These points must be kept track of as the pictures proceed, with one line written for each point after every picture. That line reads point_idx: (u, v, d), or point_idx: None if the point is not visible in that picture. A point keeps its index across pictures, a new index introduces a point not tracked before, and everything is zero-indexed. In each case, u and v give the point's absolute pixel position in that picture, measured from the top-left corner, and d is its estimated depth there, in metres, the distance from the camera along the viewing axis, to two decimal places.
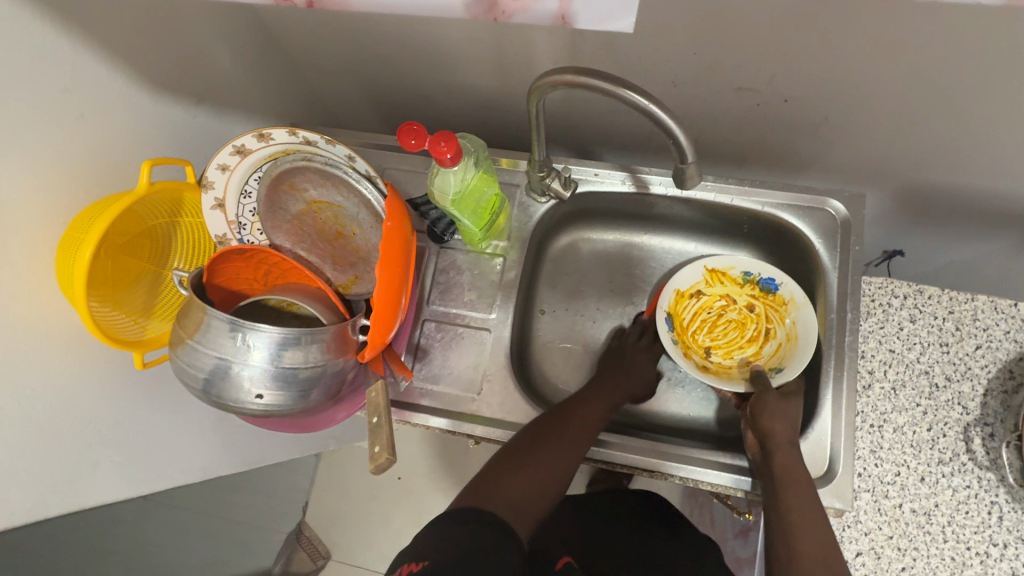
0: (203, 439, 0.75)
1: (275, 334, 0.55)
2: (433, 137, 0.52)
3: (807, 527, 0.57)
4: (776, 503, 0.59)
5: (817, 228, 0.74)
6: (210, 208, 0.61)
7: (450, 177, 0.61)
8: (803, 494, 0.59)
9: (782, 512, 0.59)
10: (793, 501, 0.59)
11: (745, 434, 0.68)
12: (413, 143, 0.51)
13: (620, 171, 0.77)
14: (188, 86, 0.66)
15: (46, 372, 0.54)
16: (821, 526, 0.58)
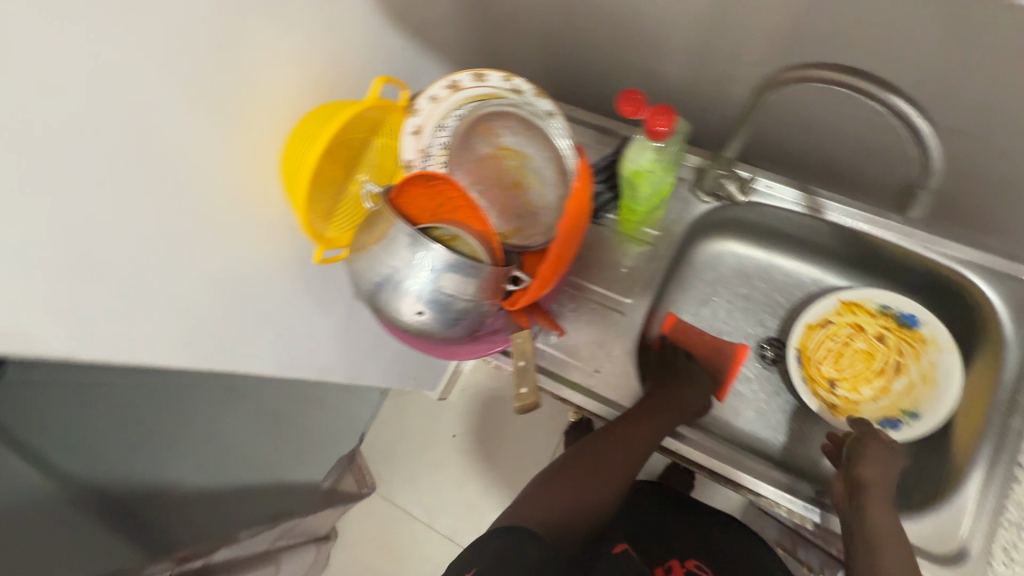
0: None
1: (449, 259, 0.58)
2: (651, 109, 0.51)
3: (898, 557, 0.56)
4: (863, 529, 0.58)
5: (1007, 297, 0.67)
6: (409, 133, 0.64)
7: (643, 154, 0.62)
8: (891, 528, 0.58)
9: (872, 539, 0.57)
10: (884, 530, 0.58)
11: (834, 481, 0.66)
12: (631, 111, 0.51)
13: (795, 189, 0.73)
14: (409, 20, 0.71)
15: (251, 246, 0.60)
16: (907, 555, 0.57)
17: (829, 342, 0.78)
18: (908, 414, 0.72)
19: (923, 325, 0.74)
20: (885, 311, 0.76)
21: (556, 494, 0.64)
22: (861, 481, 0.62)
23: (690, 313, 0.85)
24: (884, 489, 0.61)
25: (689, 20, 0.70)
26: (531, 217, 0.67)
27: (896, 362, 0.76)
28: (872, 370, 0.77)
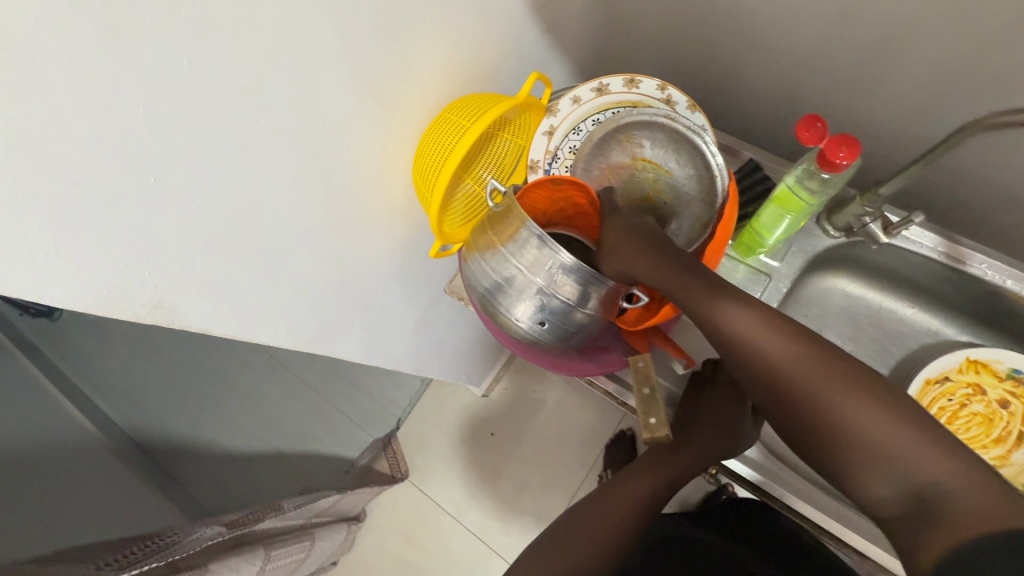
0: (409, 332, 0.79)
1: (580, 270, 0.54)
2: (833, 138, 0.48)
3: (829, 391, 0.45)
4: (729, 336, 0.50)
5: None
6: (540, 133, 0.62)
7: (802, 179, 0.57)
8: (775, 348, 0.48)
9: (774, 375, 0.48)
10: (753, 342, 0.49)
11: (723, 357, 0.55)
12: (808, 136, 0.48)
13: (937, 234, 0.67)
14: (546, 10, 0.67)
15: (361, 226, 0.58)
16: (866, 394, 0.44)
17: (947, 402, 0.73)
18: None
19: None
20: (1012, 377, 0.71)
21: (557, 547, 0.62)
22: (725, 333, 0.50)
23: None
24: (751, 299, 0.51)
25: (847, 43, 0.65)
26: (619, 213, 0.59)
27: (1016, 430, 0.71)
28: (989, 437, 0.72)
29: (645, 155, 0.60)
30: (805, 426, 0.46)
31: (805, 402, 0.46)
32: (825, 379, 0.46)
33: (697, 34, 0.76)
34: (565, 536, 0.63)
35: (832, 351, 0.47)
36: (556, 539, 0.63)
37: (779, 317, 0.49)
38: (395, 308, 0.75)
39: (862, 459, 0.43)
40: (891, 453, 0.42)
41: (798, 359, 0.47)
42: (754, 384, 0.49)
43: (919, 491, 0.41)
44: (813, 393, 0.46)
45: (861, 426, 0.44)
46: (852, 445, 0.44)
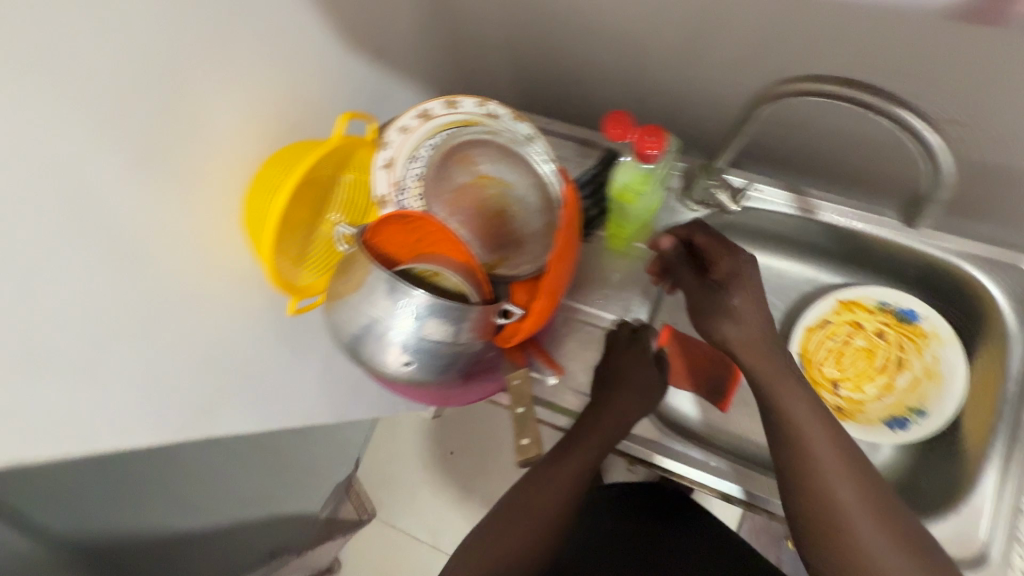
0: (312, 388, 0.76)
1: (434, 306, 0.54)
2: (641, 129, 0.48)
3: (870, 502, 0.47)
4: (792, 425, 0.49)
5: (1005, 288, 0.65)
6: (379, 167, 0.60)
7: (630, 170, 0.58)
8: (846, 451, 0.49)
9: (818, 469, 0.48)
10: (832, 453, 0.48)
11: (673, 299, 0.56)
12: (618, 132, 0.48)
13: (787, 191, 0.70)
14: (366, 41, 0.65)
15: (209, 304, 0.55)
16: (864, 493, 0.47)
17: (830, 342, 0.77)
18: (915, 412, 0.71)
19: (923, 321, 0.73)
20: (880, 308, 0.75)
21: (478, 554, 0.56)
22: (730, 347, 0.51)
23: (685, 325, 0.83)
24: (812, 392, 0.51)
25: (667, 27, 0.67)
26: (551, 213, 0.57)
27: (898, 358, 0.74)
28: (873, 369, 0.75)
29: (485, 172, 0.61)
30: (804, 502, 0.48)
31: (817, 493, 0.48)
32: (867, 488, 0.48)
33: (534, 40, 0.76)
34: (494, 538, 0.57)
35: (864, 459, 0.49)
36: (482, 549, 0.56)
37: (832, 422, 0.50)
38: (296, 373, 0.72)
39: (826, 540, 0.47)
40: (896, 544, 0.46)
41: (859, 467, 0.49)
42: (793, 469, 0.49)
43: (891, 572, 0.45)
44: (841, 480, 0.47)
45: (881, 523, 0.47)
46: (847, 528, 0.46)
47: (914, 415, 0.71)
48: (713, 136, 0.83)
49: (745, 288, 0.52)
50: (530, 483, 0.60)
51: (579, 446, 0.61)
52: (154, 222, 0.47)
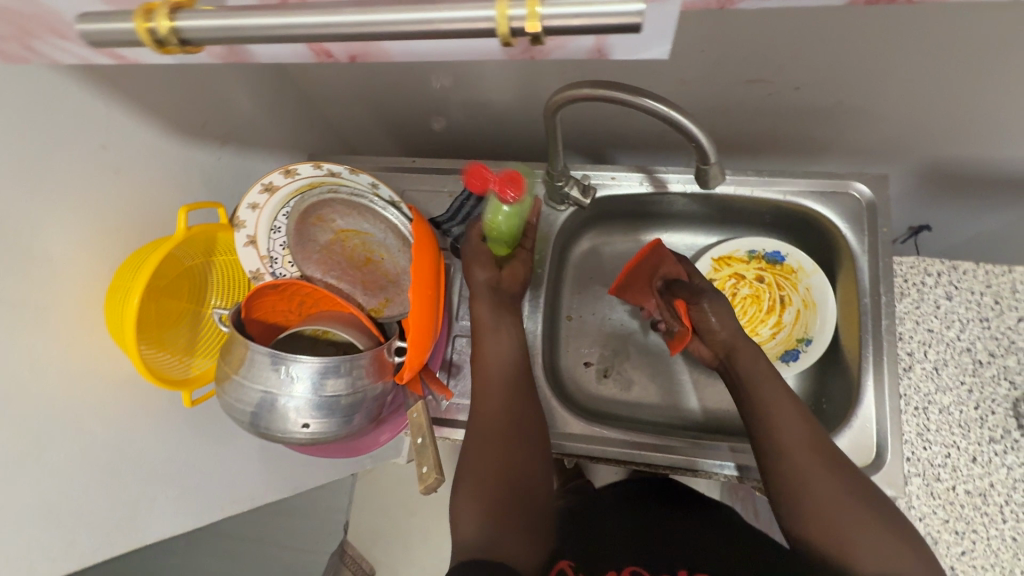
0: (248, 467, 0.77)
1: (318, 365, 0.56)
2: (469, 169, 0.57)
3: (832, 480, 0.56)
4: (759, 414, 0.61)
5: (841, 213, 0.72)
6: (244, 246, 0.63)
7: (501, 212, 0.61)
8: (807, 432, 0.59)
9: (790, 448, 0.58)
10: (788, 432, 0.59)
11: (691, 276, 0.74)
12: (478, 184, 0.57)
13: (638, 173, 0.77)
14: (213, 130, 0.68)
15: (103, 417, 0.56)
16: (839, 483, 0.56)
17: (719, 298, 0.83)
18: (803, 341, 0.77)
19: (789, 260, 0.79)
20: (751, 256, 0.81)
21: (467, 484, 0.62)
22: (725, 345, 0.66)
23: (590, 314, 0.87)
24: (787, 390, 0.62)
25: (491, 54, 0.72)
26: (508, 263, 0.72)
27: (780, 297, 0.80)
28: (761, 312, 0.81)
29: (343, 227, 0.64)
30: (790, 487, 0.57)
31: (797, 475, 0.57)
32: (823, 467, 0.57)
33: (382, 88, 0.81)
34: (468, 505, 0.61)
35: (821, 439, 0.59)
36: (468, 477, 0.62)
37: (792, 398, 0.62)
38: (224, 456, 0.72)
39: (836, 523, 0.54)
40: (862, 516, 0.54)
41: (813, 445, 0.58)
42: (769, 447, 0.59)
43: (861, 552, 0.52)
44: (807, 464, 0.57)
45: (845, 502, 0.55)
46: (820, 499, 0.55)
47: (803, 344, 0.77)
48: (573, 136, 0.89)
49: (724, 316, 0.67)
50: (477, 422, 0.65)
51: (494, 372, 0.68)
52: (18, 356, 0.48)
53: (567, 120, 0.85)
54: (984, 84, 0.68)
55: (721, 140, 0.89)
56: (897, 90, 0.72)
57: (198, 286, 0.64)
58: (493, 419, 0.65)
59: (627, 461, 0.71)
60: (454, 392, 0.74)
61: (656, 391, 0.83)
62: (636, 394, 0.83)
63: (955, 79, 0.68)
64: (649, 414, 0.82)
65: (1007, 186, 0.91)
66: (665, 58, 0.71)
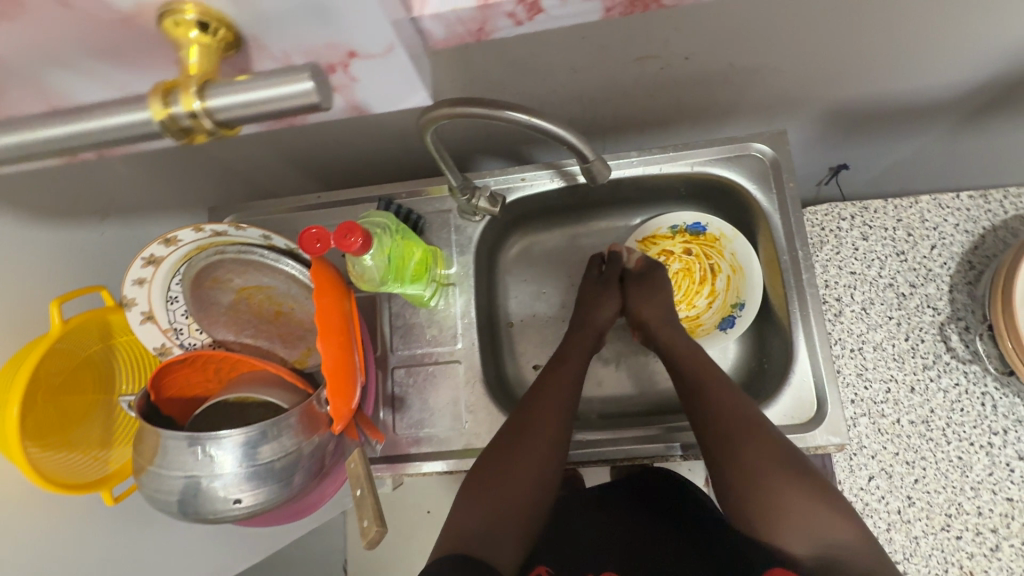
0: (204, 547, 0.73)
1: (240, 437, 0.53)
2: (336, 233, 0.50)
3: (773, 463, 0.59)
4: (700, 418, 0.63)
5: (748, 174, 0.73)
6: (141, 323, 0.59)
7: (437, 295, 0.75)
8: (745, 412, 0.62)
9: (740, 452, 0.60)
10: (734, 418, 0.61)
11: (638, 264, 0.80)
12: (318, 247, 0.50)
13: (546, 169, 0.76)
14: (88, 206, 0.64)
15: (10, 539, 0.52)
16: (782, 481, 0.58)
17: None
18: (737, 306, 0.77)
19: (716, 234, 0.79)
20: (678, 235, 0.81)
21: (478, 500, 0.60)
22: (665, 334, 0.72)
23: (531, 315, 0.86)
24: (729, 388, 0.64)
25: None
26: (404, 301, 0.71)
27: (709, 266, 0.81)
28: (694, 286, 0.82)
29: (243, 284, 0.60)
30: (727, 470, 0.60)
31: (744, 474, 0.59)
32: (773, 467, 0.59)
33: (271, 131, 0.77)
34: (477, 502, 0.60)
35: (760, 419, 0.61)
36: (487, 472, 0.62)
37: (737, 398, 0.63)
38: (169, 541, 0.68)
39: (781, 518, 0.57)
40: (793, 493, 0.57)
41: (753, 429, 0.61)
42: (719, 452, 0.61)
43: (786, 527, 0.57)
44: (746, 446, 0.60)
45: (780, 482, 0.58)
46: (755, 483, 0.59)
47: (738, 309, 0.76)
48: (482, 142, 0.87)
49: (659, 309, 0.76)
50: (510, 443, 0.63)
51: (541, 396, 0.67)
52: None
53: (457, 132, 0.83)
54: (855, 25, 0.70)
55: (630, 120, 0.88)
56: (782, 45, 0.73)
57: (102, 375, 0.61)
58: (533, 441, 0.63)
59: (584, 461, 0.70)
60: (402, 427, 0.72)
61: (605, 382, 0.83)
62: (588, 387, 0.83)
63: (830, 24, 0.69)
64: (608, 405, 0.81)
65: (906, 115, 0.93)
66: (549, 51, 0.69)
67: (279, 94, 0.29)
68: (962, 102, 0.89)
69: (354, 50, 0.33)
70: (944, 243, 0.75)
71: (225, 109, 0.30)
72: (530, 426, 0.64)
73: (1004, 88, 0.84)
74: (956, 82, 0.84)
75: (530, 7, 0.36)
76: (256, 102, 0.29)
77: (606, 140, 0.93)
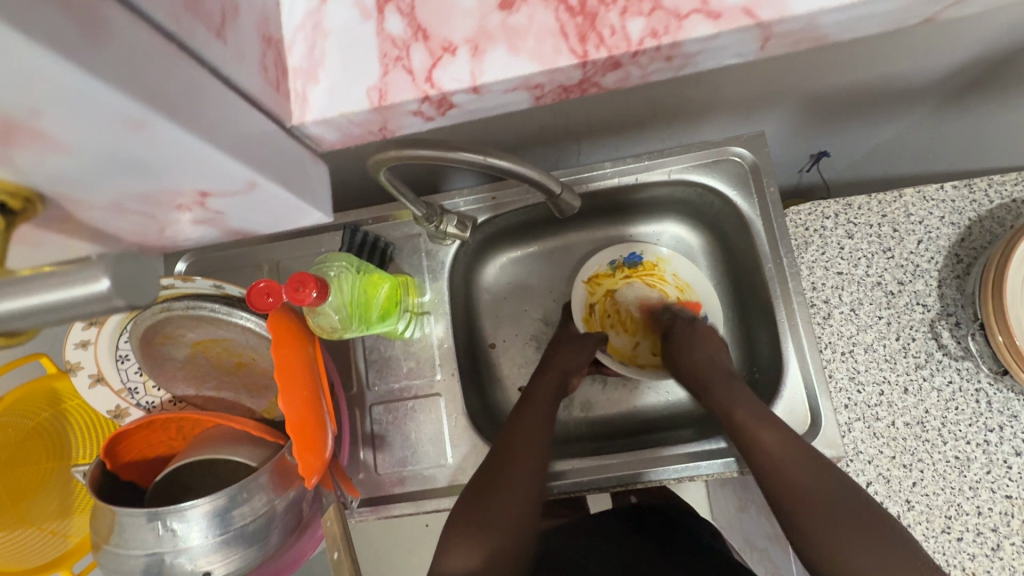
0: None
1: (206, 507, 0.50)
2: (288, 285, 0.46)
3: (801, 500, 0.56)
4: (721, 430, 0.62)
5: (728, 180, 0.70)
6: (91, 386, 0.57)
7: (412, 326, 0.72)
8: (800, 455, 0.57)
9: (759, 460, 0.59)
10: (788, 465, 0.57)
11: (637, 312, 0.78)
12: (269, 301, 0.46)
13: (518, 186, 0.72)
14: None
15: None
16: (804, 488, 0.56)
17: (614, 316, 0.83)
18: (700, 321, 0.79)
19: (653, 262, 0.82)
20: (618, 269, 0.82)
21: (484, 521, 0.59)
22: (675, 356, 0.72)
23: (513, 335, 0.83)
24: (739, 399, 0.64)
25: None
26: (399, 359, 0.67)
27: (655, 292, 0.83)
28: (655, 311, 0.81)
29: (197, 338, 0.56)
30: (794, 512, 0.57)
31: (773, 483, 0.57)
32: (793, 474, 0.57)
33: None
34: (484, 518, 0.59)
35: (823, 460, 0.58)
36: (476, 515, 0.58)
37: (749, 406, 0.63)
38: None
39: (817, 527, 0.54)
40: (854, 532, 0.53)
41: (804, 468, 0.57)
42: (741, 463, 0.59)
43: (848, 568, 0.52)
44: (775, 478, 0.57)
45: (834, 524, 0.54)
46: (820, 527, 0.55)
47: None
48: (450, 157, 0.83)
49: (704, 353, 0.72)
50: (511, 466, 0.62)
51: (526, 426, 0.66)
52: None
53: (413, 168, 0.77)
54: None
55: (604, 124, 0.84)
56: None
57: (55, 443, 0.57)
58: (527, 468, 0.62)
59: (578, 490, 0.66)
60: (385, 467, 0.69)
61: (594, 401, 0.81)
62: (576, 409, 0.80)
63: None
64: (597, 425, 0.79)
65: (886, 100, 0.90)
66: None
67: (67, 303, 0.24)
68: (941, 84, 0.86)
69: (206, 190, 0.33)
70: (931, 237, 0.73)
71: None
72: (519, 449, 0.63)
73: (984, 70, 0.81)
74: (935, 66, 0.81)
75: (439, 105, 0.38)
76: (48, 311, 0.24)
77: (580, 145, 0.89)
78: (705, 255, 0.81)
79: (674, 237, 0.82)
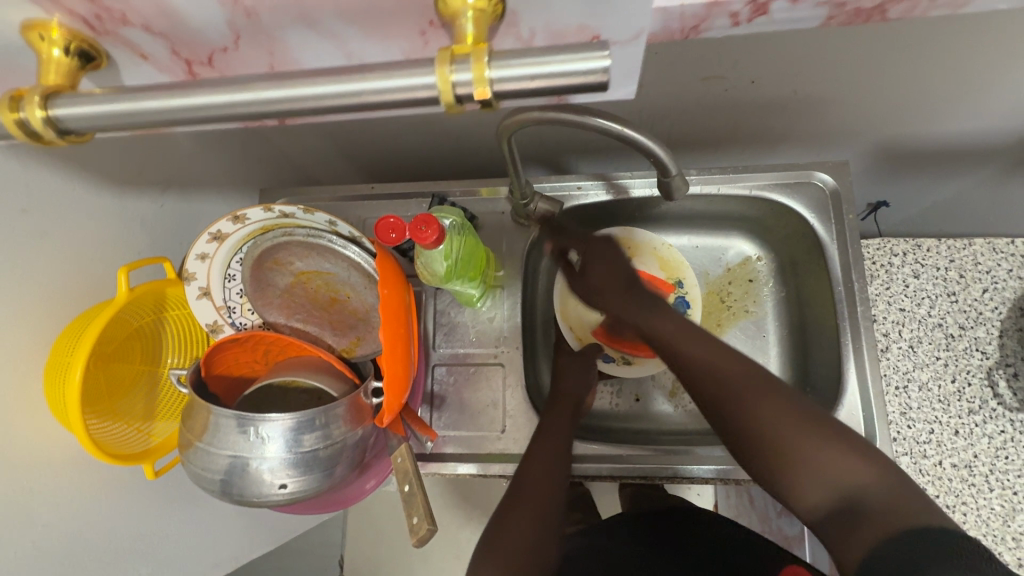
0: (216, 521, 0.75)
1: (290, 422, 0.52)
2: (412, 223, 0.50)
3: (777, 412, 0.51)
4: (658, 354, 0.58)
5: (808, 204, 0.73)
6: (196, 299, 0.60)
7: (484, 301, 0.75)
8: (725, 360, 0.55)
9: (708, 369, 0.54)
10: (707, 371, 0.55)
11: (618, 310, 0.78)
12: (393, 237, 0.49)
13: (602, 180, 0.76)
14: (151, 178, 0.65)
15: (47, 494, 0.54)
16: (782, 413, 0.51)
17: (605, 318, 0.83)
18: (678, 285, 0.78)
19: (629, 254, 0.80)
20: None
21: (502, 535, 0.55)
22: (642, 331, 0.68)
23: None
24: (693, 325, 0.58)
25: None
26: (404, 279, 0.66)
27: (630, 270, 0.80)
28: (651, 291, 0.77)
29: (303, 268, 0.60)
30: (745, 435, 0.52)
31: (735, 389, 0.53)
32: (762, 394, 0.52)
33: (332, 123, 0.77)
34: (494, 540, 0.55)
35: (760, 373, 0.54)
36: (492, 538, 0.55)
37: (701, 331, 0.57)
38: (188, 518, 0.70)
39: (790, 467, 0.49)
40: (822, 447, 0.49)
41: (749, 378, 0.53)
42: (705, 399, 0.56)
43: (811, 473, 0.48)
44: (728, 406, 0.53)
45: (782, 421, 0.50)
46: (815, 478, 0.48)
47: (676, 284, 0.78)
48: (534, 147, 0.87)
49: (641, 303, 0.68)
50: (525, 475, 0.60)
51: (543, 428, 0.65)
52: None
53: (540, 138, 0.84)
54: (924, 66, 0.70)
55: (683, 139, 0.88)
56: (847, 78, 0.73)
57: (152, 347, 0.60)
58: (538, 477, 0.59)
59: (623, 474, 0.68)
60: (438, 426, 0.71)
61: (642, 397, 0.82)
62: (625, 402, 0.82)
63: (902, 62, 0.69)
64: (642, 423, 0.81)
65: (957, 158, 0.93)
66: None
67: (583, 67, 0.29)
68: (1015, 149, 0.89)
69: (600, 34, 0.36)
70: (997, 288, 0.75)
71: (508, 80, 0.30)
72: (529, 461, 0.61)
73: None
74: (1012, 130, 0.84)
75: (758, 5, 0.38)
76: (551, 72, 0.30)
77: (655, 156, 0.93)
78: (771, 274, 0.83)
79: (740, 254, 0.84)
